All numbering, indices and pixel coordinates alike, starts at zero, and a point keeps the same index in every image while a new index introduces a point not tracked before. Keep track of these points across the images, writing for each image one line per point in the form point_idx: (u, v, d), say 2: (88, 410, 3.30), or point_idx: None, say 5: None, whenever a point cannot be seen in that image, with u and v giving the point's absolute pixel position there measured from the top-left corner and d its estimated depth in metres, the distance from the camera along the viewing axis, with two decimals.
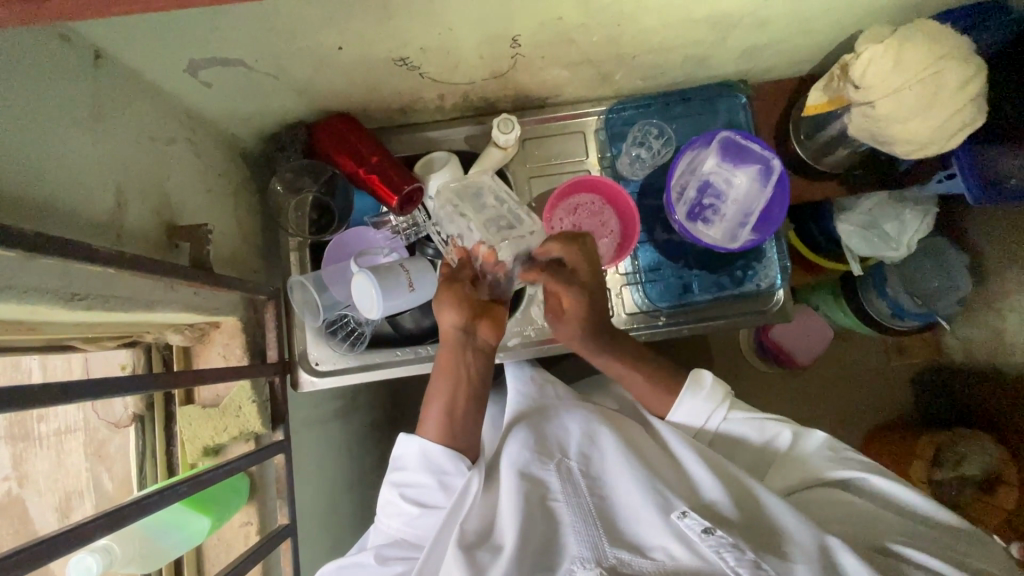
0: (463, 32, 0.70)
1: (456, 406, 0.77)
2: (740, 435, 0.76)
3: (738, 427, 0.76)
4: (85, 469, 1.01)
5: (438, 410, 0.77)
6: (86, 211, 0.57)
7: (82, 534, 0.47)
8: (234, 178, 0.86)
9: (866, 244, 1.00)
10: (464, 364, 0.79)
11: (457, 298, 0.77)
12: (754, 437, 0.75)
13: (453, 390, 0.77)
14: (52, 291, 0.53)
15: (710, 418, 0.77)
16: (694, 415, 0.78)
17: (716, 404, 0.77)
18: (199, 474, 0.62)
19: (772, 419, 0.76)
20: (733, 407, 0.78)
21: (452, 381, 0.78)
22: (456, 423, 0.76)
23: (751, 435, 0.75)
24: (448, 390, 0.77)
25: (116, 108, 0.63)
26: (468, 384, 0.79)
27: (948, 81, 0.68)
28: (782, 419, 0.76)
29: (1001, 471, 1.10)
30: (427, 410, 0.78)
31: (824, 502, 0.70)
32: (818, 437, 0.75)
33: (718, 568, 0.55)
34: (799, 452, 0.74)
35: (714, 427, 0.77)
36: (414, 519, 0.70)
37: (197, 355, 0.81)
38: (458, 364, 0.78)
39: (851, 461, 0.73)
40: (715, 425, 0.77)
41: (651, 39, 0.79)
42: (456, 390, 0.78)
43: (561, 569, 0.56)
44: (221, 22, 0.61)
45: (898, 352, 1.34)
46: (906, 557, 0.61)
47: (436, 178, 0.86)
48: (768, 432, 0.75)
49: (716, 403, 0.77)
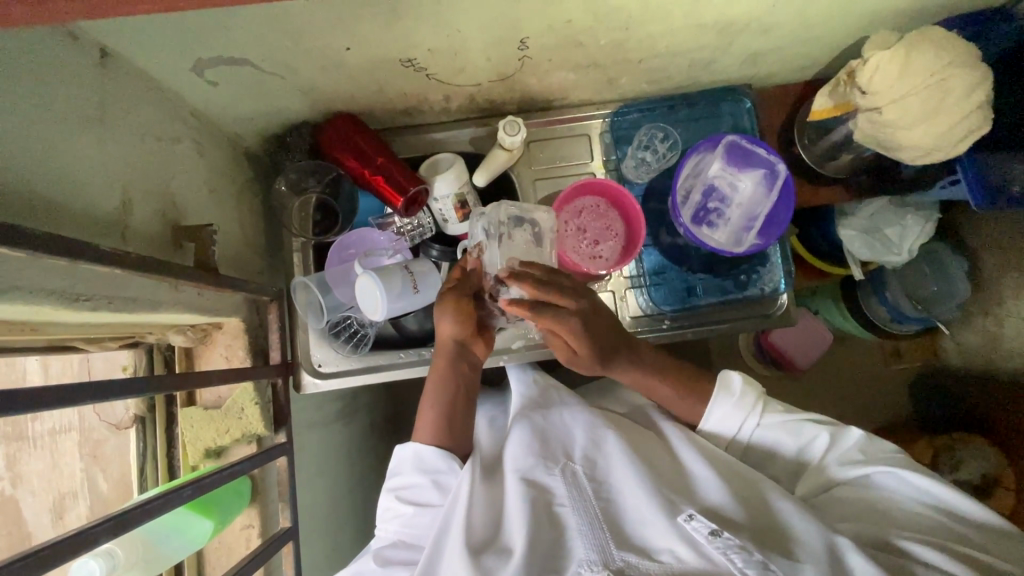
0: (472, 34, 0.70)
1: (450, 410, 0.77)
2: (772, 441, 0.75)
3: (771, 433, 0.75)
4: (80, 470, 1.00)
5: (433, 413, 0.76)
6: (90, 212, 0.57)
7: (87, 539, 0.47)
8: (237, 178, 0.86)
9: (867, 248, 1.00)
10: (462, 376, 0.80)
11: (459, 313, 0.79)
12: (788, 440, 0.74)
13: (447, 396, 0.77)
14: (57, 292, 0.52)
15: (744, 425, 0.76)
16: (727, 420, 0.76)
17: (749, 408, 0.75)
18: (202, 478, 0.61)
19: (809, 421, 0.75)
20: (767, 408, 0.76)
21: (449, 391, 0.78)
22: (450, 425, 0.76)
23: (785, 439, 0.74)
24: (443, 396, 0.77)
25: (121, 107, 0.62)
26: (464, 393, 0.79)
27: (955, 88, 0.68)
28: (818, 420, 0.75)
29: (998, 475, 1.11)
30: (422, 414, 0.77)
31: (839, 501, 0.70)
32: (854, 438, 0.74)
33: (726, 570, 0.54)
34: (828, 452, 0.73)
35: (749, 432, 0.76)
36: (410, 519, 0.70)
37: (199, 357, 0.80)
38: (456, 375, 0.80)
39: (882, 458, 0.71)
40: (748, 432, 0.76)
41: (658, 44, 0.79)
42: (453, 399, 0.78)
43: (568, 572, 0.56)
44: (230, 21, 0.61)
45: (895, 356, 1.36)
46: (916, 555, 0.60)
47: (442, 179, 0.83)
48: (802, 434, 0.74)
49: (750, 407, 0.76)
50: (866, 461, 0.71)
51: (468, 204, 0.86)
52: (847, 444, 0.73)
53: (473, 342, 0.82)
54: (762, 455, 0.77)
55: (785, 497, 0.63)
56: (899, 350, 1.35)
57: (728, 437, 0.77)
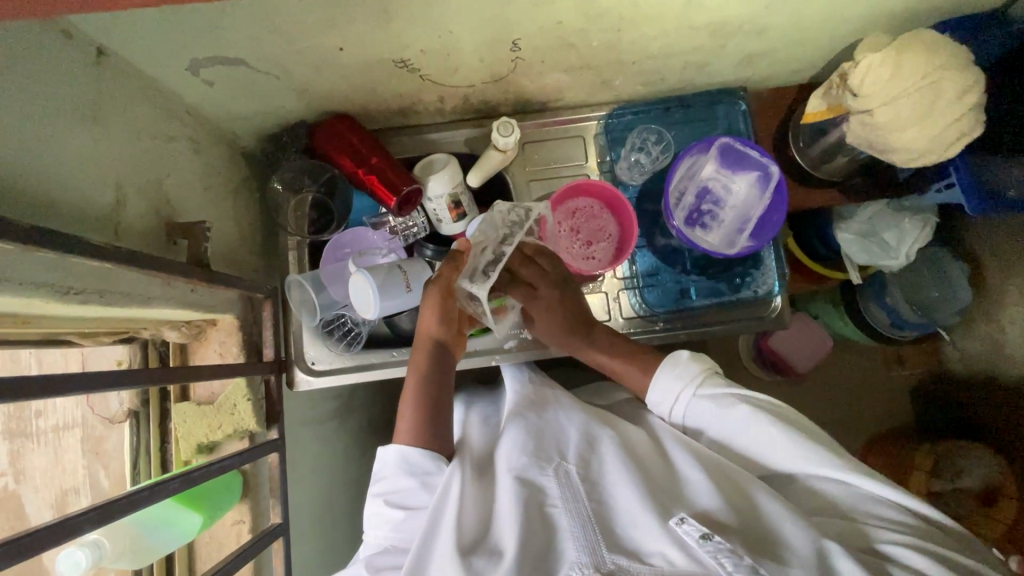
0: (464, 35, 0.71)
1: (431, 406, 0.78)
2: (703, 417, 0.76)
3: (704, 404, 0.76)
4: (81, 466, 1.01)
5: (413, 407, 0.78)
6: (81, 206, 0.57)
7: (72, 527, 0.47)
8: (233, 176, 0.87)
9: (864, 253, 1.01)
10: (441, 374, 0.82)
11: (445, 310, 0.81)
12: (716, 414, 0.74)
13: (425, 389, 0.79)
14: (49, 284, 0.53)
15: (681, 396, 0.78)
16: (668, 391, 0.79)
17: (688, 380, 0.77)
18: (190, 471, 0.62)
19: (741, 395, 0.74)
20: (707, 381, 0.77)
21: (423, 383, 0.80)
22: (428, 422, 0.77)
23: (714, 412, 0.74)
24: (421, 388, 0.79)
25: (116, 105, 0.63)
26: (431, 386, 0.80)
27: (945, 91, 0.68)
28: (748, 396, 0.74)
29: (1001, 483, 1.09)
30: (400, 413, 0.79)
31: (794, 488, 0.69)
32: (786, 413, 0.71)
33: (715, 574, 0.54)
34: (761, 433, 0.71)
35: (684, 405, 0.78)
36: (400, 523, 0.69)
37: (194, 352, 0.81)
38: (436, 372, 0.81)
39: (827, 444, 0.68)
40: (685, 402, 0.78)
41: (648, 47, 0.79)
42: (429, 395, 0.79)
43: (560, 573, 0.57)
44: (224, 21, 0.62)
45: (897, 362, 1.37)
46: (892, 556, 0.60)
47: (436, 179, 0.83)
48: (728, 408, 0.73)
49: (688, 380, 0.78)
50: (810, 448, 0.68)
51: (462, 204, 0.87)
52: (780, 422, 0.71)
53: (452, 342, 0.84)
54: (700, 432, 0.77)
55: (774, 499, 0.63)
56: (901, 356, 1.36)
57: (669, 407, 0.80)
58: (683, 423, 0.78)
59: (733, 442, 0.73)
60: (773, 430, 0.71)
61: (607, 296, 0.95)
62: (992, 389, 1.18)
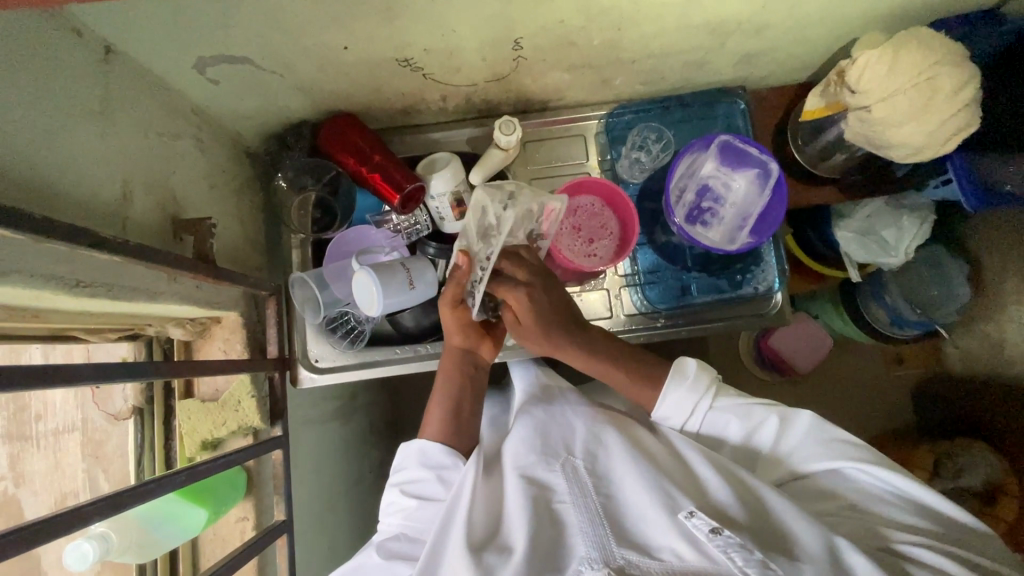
0: (466, 34, 0.72)
1: (457, 409, 0.78)
2: (721, 428, 0.77)
3: (722, 414, 0.76)
4: (81, 470, 1.01)
5: (442, 410, 0.78)
6: (90, 202, 0.58)
7: (79, 517, 0.47)
8: (238, 175, 0.87)
9: (863, 250, 1.02)
10: (467, 379, 0.81)
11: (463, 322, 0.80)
12: (740, 423, 0.75)
13: (453, 391, 0.79)
14: (58, 278, 0.53)
15: (697, 405, 0.77)
16: (681, 404, 0.77)
17: (703, 391, 0.77)
18: (196, 465, 0.62)
19: (757, 405, 0.76)
20: (721, 392, 0.78)
21: (452, 387, 0.80)
22: (454, 421, 0.77)
23: (736, 423, 0.75)
24: (448, 391, 0.79)
25: (123, 102, 0.64)
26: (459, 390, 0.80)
27: (941, 87, 0.69)
28: (768, 405, 0.75)
29: (1003, 481, 1.09)
30: (430, 413, 0.79)
31: (813, 492, 0.70)
32: (804, 421, 0.73)
33: (726, 570, 0.54)
34: (782, 439, 0.73)
35: (701, 415, 0.77)
36: (414, 512, 0.70)
37: (198, 349, 0.82)
38: (462, 378, 0.81)
39: (844, 447, 0.70)
40: (702, 413, 0.77)
41: (648, 46, 0.80)
42: (459, 398, 0.79)
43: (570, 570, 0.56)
44: (230, 19, 0.62)
45: (897, 362, 1.37)
46: (912, 556, 0.60)
47: (438, 178, 0.83)
48: (752, 418, 0.75)
49: (702, 391, 0.77)
50: (827, 450, 0.70)
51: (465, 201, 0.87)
52: (800, 429, 0.73)
53: (478, 347, 0.83)
54: (719, 443, 0.77)
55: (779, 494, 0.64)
56: (901, 355, 1.37)
57: (682, 420, 0.78)
58: (698, 434, 0.78)
59: (761, 448, 0.75)
60: (793, 436, 0.73)
61: (609, 292, 0.96)
62: (993, 388, 1.19)
